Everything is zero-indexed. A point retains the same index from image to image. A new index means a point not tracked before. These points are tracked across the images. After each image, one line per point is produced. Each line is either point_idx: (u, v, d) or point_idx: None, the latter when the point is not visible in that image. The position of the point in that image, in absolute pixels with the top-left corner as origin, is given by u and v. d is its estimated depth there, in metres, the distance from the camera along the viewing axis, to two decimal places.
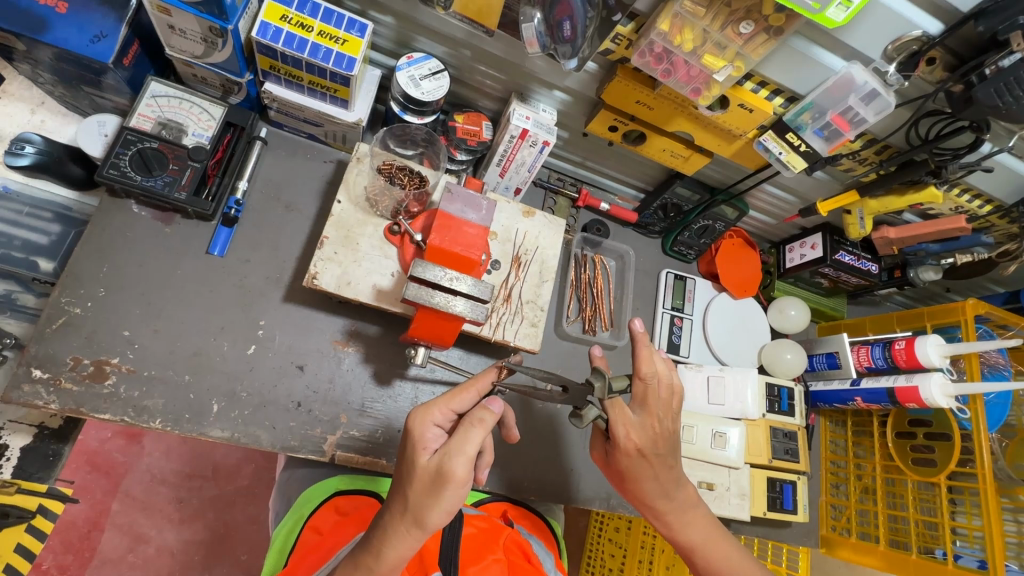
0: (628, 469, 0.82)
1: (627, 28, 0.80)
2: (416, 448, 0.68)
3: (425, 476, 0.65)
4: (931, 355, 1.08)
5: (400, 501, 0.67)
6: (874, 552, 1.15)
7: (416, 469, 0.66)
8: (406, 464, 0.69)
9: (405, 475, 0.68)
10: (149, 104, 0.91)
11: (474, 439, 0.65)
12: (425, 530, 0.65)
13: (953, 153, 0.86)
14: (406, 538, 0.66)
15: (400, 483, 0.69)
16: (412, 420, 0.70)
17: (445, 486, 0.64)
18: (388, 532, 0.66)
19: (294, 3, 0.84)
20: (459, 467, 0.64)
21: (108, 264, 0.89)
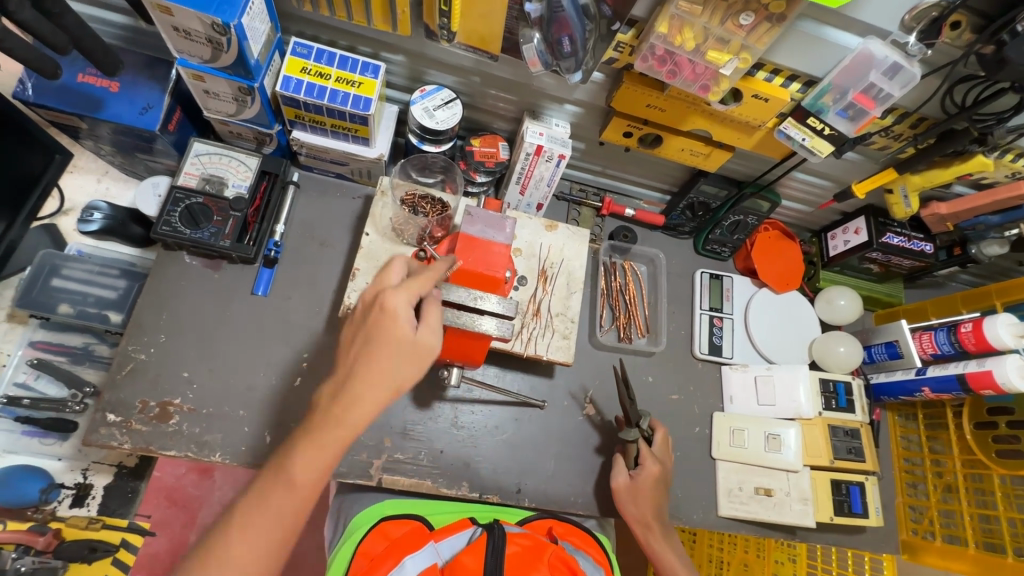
0: (634, 487, 0.97)
1: (627, 35, 0.80)
2: (395, 315, 0.68)
3: (411, 352, 0.69)
4: (1002, 335, 1.00)
5: (381, 338, 0.68)
6: (964, 556, 1.06)
7: (393, 329, 0.68)
8: (383, 336, 0.68)
9: (382, 342, 0.68)
10: (193, 163, 1.00)
11: (433, 313, 0.72)
12: (393, 384, 0.68)
13: (997, 117, 0.81)
14: (382, 379, 0.68)
15: (376, 359, 0.68)
16: (389, 298, 0.69)
17: (424, 352, 0.70)
18: (360, 399, 0.66)
19: (311, 55, 0.91)
20: (433, 338, 0.71)
21: (166, 312, 0.97)
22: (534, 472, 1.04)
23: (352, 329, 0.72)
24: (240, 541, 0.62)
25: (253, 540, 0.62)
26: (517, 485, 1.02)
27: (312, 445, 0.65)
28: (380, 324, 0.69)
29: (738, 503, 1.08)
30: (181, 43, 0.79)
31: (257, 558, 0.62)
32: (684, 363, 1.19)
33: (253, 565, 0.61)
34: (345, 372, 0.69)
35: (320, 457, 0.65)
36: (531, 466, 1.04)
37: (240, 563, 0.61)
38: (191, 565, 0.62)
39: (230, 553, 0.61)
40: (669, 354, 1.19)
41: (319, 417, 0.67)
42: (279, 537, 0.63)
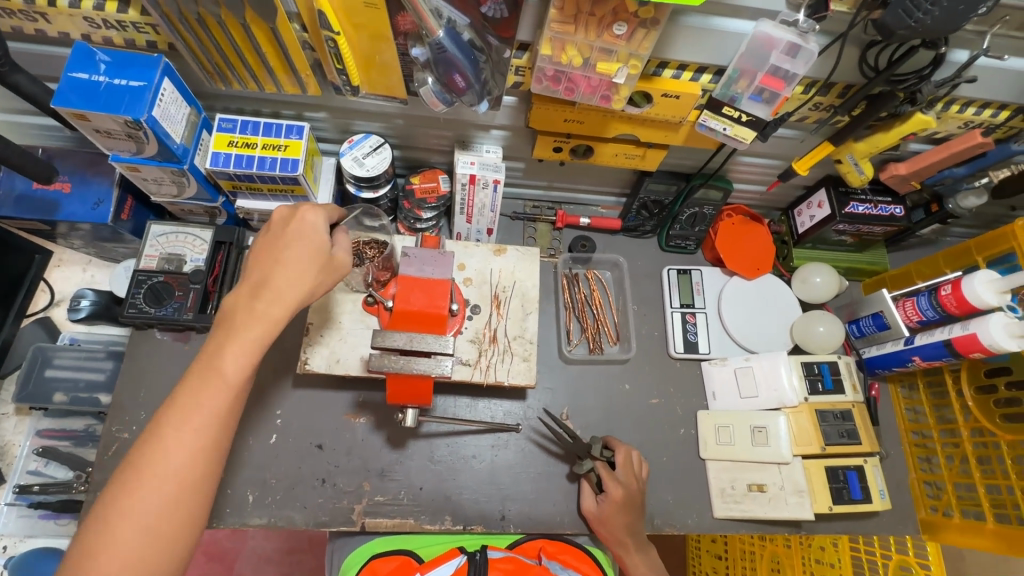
0: (596, 512, 0.98)
1: (523, 58, 0.81)
2: (314, 232, 0.74)
3: (325, 267, 0.74)
4: (982, 294, 0.94)
5: (295, 250, 0.72)
6: (983, 532, 0.99)
7: (316, 254, 0.73)
8: (299, 248, 0.72)
9: (306, 256, 0.72)
10: (152, 245, 1.06)
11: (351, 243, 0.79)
12: (308, 297, 0.73)
13: (917, 75, 0.77)
14: (300, 283, 0.72)
15: (289, 256, 0.72)
16: (308, 218, 0.74)
17: (336, 271, 0.76)
18: (281, 293, 0.70)
19: (236, 128, 0.94)
20: (346, 259, 0.78)
21: (143, 389, 1.02)
22: (518, 496, 1.04)
23: (266, 241, 0.74)
24: (178, 435, 0.63)
25: (187, 431, 0.63)
26: (500, 512, 1.02)
27: (241, 345, 0.68)
28: (297, 240, 0.73)
29: (732, 503, 1.04)
30: (107, 142, 0.84)
31: (190, 473, 0.63)
32: (661, 365, 1.17)
33: (183, 485, 0.62)
34: (261, 271, 0.71)
35: (249, 354, 0.68)
36: (514, 490, 1.04)
37: (174, 476, 0.62)
38: (117, 481, 0.61)
39: (166, 447, 0.62)
40: (645, 358, 1.17)
41: (241, 312, 0.70)
42: (216, 422, 0.65)
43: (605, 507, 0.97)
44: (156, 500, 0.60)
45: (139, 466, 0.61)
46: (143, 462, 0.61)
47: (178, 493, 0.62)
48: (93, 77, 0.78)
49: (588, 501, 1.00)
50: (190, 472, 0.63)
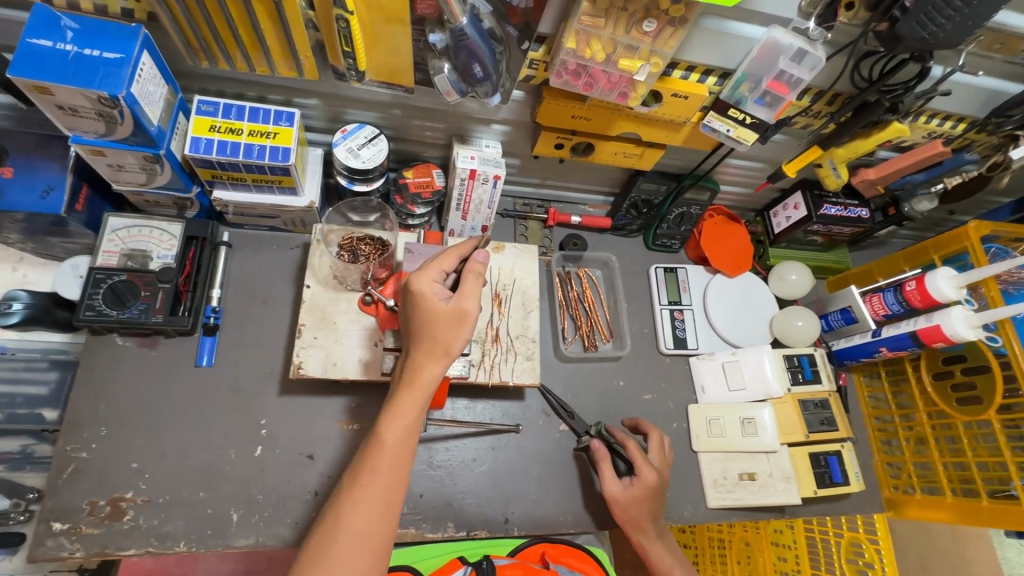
0: (623, 497, 0.95)
1: (539, 51, 0.80)
2: (426, 295, 0.73)
3: (448, 322, 0.73)
4: (944, 289, 1.03)
5: (416, 318, 0.73)
6: (943, 506, 1.08)
7: (439, 317, 0.72)
8: (419, 315, 0.73)
9: (426, 321, 0.73)
10: (111, 239, 0.94)
11: (469, 287, 0.75)
12: (445, 355, 0.74)
13: (904, 86, 0.82)
14: (433, 346, 0.73)
15: (421, 326, 0.73)
16: (417, 282, 0.74)
17: (462, 321, 0.73)
18: (418, 361, 0.74)
19: (218, 112, 0.86)
20: (469, 304, 0.74)
21: (104, 402, 0.91)
22: (520, 498, 1.02)
23: (402, 312, 0.78)
24: (354, 510, 0.68)
25: (359, 504, 0.68)
26: (504, 515, 0.99)
27: (391, 410, 0.73)
28: (415, 307, 0.73)
29: (725, 492, 1.08)
30: (70, 120, 0.74)
31: (369, 538, 0.67)
32: (653, 362, 1.19)
33: (365, 545, 0.67)
34: (406, 343, 0.76)
35: (400, 417, 0.72)
36: (516, 492, 1.02)
37: (355, 540, 0.67)
38: (308, 557, 0.66)
39: (346, 519, 0.67)
40: (636, 355, 1.19)
41: (397, 388, 0.75)
42: (387, 485, 0.70)
43: (635, 490, 0.95)
44: (345, 567, 0.65)
45: (324, 541, 0.67)
46: (329, 534, 0.67)
47: (365, 556, 0.66)
48: (59, 45, 0.68)
49: (612, 485, 0.96)
50: (372, 535, 0.67)
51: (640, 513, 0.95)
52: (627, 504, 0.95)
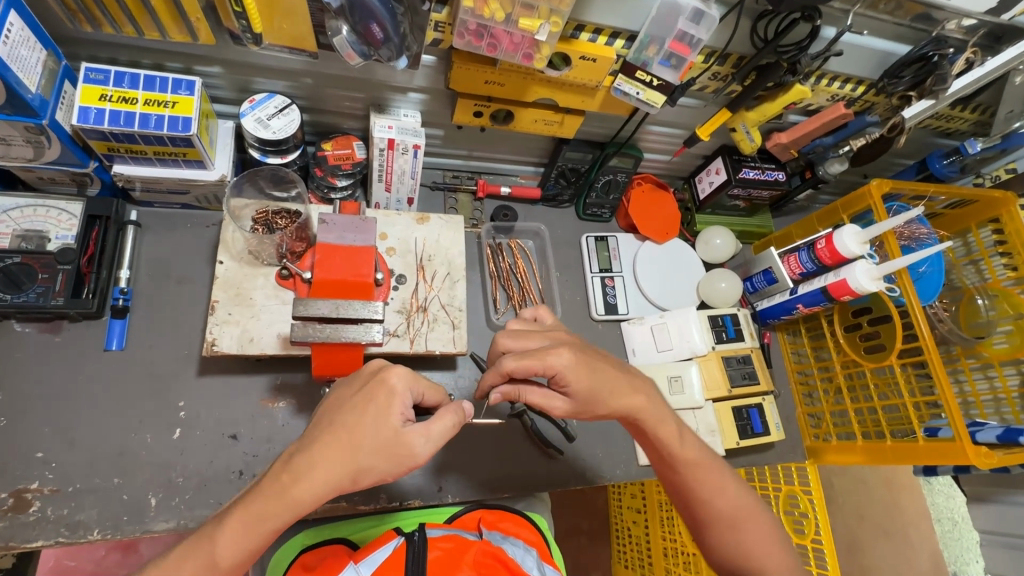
0: (660, 418, 0.79)
1: (442, 13, 0.79)
2: (394, 396, 0.63)
3: (387, 443, 0.61)
4: (849, 245, 1.08)
5: (358, 413, 0.62)
6: (856, 450, 1.15)
7: (383, 431, 0.61)
8: (364, 412, 0.62)
9: (368, 426, 0.61)
10: (2, 220, 0.89)
11: (437, 426, 0.65)
12: (351, 477, 0.60)
13: (797, 46, 0.86)
14: (348, 456, 0.60)
15: (355, 425, 0.61)
16: (395, 377, 0.64)
17: (399, 454, 0.61)
18: (318, 466, 0.59)
19: (109, 80, 0.82)
20: (419, 446, 0.63)
21: (3, 392, 0.86)
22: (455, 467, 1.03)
23: (342, 392, 0.67)
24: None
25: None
26: (437, 485, 1.01)
27: (247, 522, 0.57)
28: (369, 401, 0.63)
29: None
30: None
31: None
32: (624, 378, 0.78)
33: None
34: (314, 432, 0.63)
35: (249, 537, 0.57)
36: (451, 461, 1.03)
37: None
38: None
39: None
40: (585, 343, 0.83)
41: (266, 491, 0.59)
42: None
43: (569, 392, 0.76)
44: None
45: None
46: None
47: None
48: None
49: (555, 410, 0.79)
50: None
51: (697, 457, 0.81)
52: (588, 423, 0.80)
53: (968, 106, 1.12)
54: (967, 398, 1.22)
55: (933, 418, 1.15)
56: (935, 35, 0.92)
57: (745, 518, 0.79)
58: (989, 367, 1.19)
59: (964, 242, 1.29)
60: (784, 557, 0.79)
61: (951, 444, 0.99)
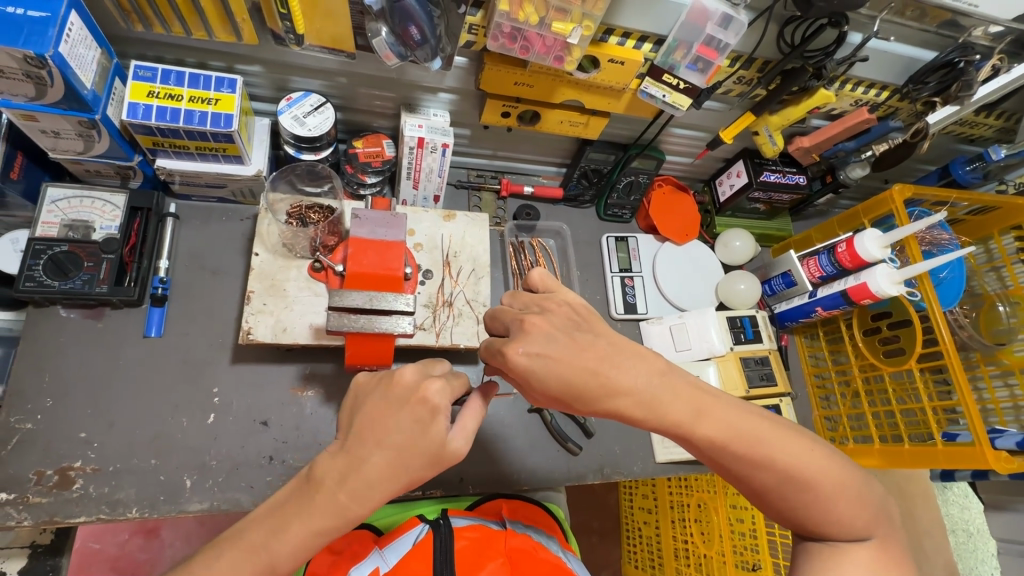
0: (659, 393, 0.67)
1: (477, 16, 0.82)
2: (437, 409, 0.61)
3: (434, 453, 0.61)
4: (871, 249, 1.09)
5: (404, 431, 0.60)
6: (872, 453, 1.16)
7: (428, 438, 0.60)
8: (409, 429, 0.60)
9: (416, 441, 0.60)
10: (50, 210, 0.93)
11: (473, 420, 0.66)
12: (404, 487, 0.61)
13: (823, 52, 0.88)
14: (399, 470, 0.60)
15: (401, 442, 0.60)
16: (434, 390, 0.62)
17: (446, 461, 0.62)
18: (373, 485, 0.59)
19: (156, 77, 0.86)
20: (462, 446, 0.63)
21: (49, 373, 0.90)
22: (475, 458, 1.05)
23: (375, 401, 0.63)
24: None
25: None
26: (458, 476, 1.03)
27: (303, 536, 0.59)
28: (414, 418, 0.61)
29: (672, 447, 1.13)
30: None
31: None
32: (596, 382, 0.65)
33: None
34: (357, 442, 0.61)
35: (307, 550, 0.59)
36: (471, 453, 1.05)
37: None
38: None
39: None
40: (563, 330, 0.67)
41: (316, 504, 0.59)
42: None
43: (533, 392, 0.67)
44: None
45: None
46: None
47: None
48: None
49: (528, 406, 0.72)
50: None
51: (723, 421, 0.68)
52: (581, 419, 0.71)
53: (992, 113, 1.12)
54: (987, 405, 1.22)
55: (952, 423, 1.15)
56: (961, 41, 0.93)
57: (818, 485, 0.68)
58: (1009, 374, 1.19)
59: (986, 249, 1.28)
60: (859, 505, 0.69)
61: (970, 448, 0.99)
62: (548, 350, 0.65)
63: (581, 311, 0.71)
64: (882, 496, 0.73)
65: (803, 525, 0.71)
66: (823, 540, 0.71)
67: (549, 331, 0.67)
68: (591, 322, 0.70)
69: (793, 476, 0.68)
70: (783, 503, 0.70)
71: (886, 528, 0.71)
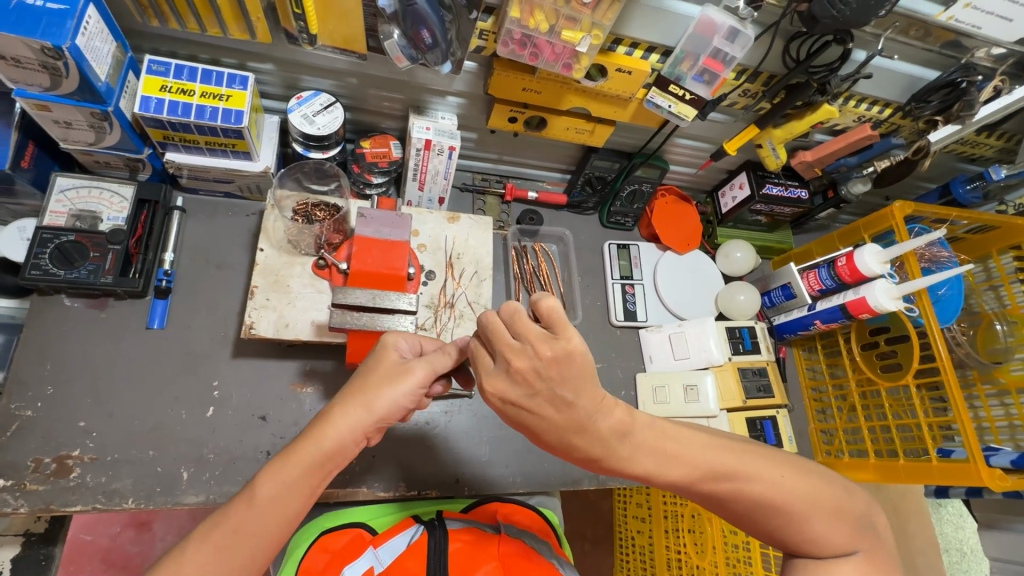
0: (626, 442, 0.67)
1: (488, 22, 0.83)
2: (387, 341, 0.72)
3: (387, 371, 0.69)
4: (870, 264, 1.10)
5: (364, 367, 0.71)
6: (867, 467, 1.16)
7: (382, 362, 0.70)
8: (368, 364, 0.71)
9: (370, 366, 0.70)
10: (59, 200, 0.93)
11: (441, 359, 0.71)
12: (374, 414, 0.67)
13: (828, 68, 0.89)
14: (359, 394, 0.68)
15: (363, 375, 0.70)
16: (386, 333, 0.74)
17: (403, 379, 0.68)
18: (338, 408, 0.67)
19: (170, 72, 0.87)
20: (417, 364, 0.69)
21: (50, 362, 0.91)
22: (471, 460, 1.06)
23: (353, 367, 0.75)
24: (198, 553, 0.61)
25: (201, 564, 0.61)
26: (454, 477, 1.04)
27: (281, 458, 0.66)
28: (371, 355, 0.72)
29: None
30: (12, 71, 0.74)
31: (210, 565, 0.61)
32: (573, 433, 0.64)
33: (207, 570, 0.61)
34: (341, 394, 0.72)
35: (281, 468, 0.65)
36: (467, 454, 1.06)
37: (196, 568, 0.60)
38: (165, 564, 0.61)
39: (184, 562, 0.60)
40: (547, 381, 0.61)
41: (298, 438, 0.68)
42: (290, 513, 0.65)
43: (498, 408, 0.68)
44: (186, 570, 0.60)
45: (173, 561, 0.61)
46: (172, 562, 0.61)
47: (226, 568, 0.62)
48: None
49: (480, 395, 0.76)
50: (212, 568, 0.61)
51: (697, 461, 0.71)
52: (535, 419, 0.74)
53: (994, 133, 1.13)
54: (983, 424, 1.22)
55: (948, 440, 1.15)
56: (964, 61, 0.94)
57: (790, 508, 0.71)
58: (1005, 393, 1.19)
59: (985, 267, 1.29)
60: (835, 519, 0.72)
61: (965, 465, 0.99)
62: (520, 401, 0.63)
63: (579, 363, 0.60)
64: (865, 509, 0.76)
65: (788, 544, 0.75)
66: (808, 554, 0.74)
67: (532, 385, 0.61)
68: (583, 382, 0.61)
69: (767, 504, 0.71)
70: (762, 526, 0.74)
71: (871, 541, 0.74)
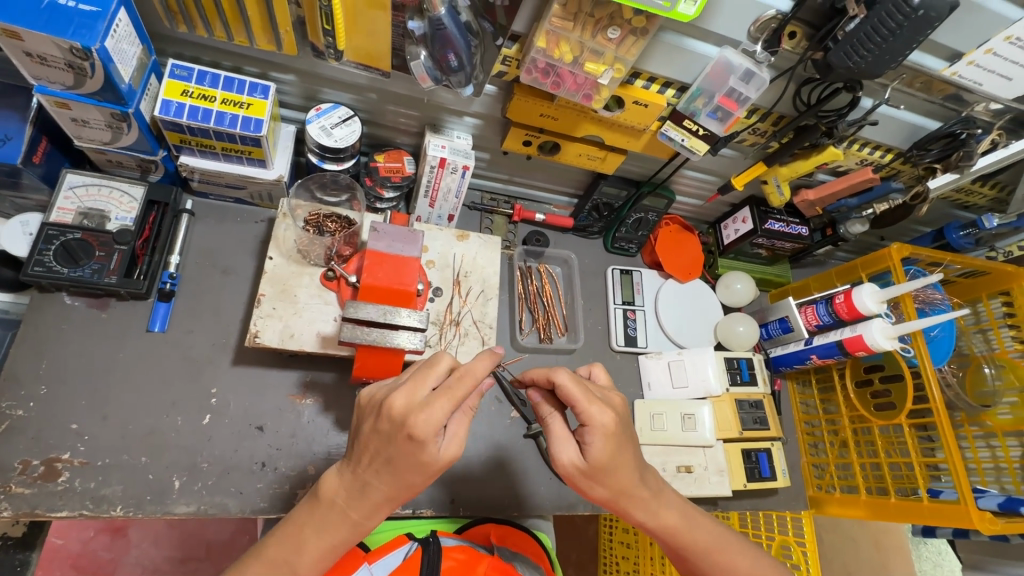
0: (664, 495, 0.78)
1: (512, 49, 0.85)
2: (428, 441, 0.61)
3: (434, 471, 0.65)
4: (868, 303, 1.12)
5: (406, 464, 0.63)
6: (858, 503, 1.17)
7: (429, 465, 0.63)
8: (410, 462, 0.63)
9: (412, 466, 0.63)
10: (67, 197, 0.92)
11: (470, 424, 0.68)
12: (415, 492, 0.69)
13: (837, 113, 0.92)
14: (403, 489, 0.65)
15: (404, 474, 0.64)
16: (421, 423, 0.61)
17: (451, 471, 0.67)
18: (378, 499, 0.66)
19: (192, 77, 0.87)
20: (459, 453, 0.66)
21: (46, 360, 0.89)
22: (468, 480, 1.05)
23: (372, 434, 0.64)
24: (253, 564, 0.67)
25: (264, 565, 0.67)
26: (449, 497, 1.02)
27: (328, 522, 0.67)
28: (410, 452, 0.62)
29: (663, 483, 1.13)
30: (37, 69, 0.74)
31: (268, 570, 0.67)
32: (632, 462, 0.73)
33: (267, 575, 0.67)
34: (366, 466, 0.65)
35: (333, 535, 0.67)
36: (464, 474, 1.05)
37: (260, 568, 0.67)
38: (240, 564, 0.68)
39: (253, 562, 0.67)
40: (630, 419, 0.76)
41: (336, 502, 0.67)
42: None
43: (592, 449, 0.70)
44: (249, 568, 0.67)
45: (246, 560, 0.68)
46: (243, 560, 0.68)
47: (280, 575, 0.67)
48: None
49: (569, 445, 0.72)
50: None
51: (700, 533, 0.80)
52: (591, 487, 0.73)
53: (988, 183, 1.18)
54: (969, 465, 1.24)
55: (937, 480, 1.17)
56: (964, 115, 0.97)
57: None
58: (992, 436, 1.21)
59: (975, 311, 1.32)
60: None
61: (955, 506, 1.01)
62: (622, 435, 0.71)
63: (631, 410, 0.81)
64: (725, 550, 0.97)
65: None
66: None
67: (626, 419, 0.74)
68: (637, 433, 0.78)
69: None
70: None
71: None
